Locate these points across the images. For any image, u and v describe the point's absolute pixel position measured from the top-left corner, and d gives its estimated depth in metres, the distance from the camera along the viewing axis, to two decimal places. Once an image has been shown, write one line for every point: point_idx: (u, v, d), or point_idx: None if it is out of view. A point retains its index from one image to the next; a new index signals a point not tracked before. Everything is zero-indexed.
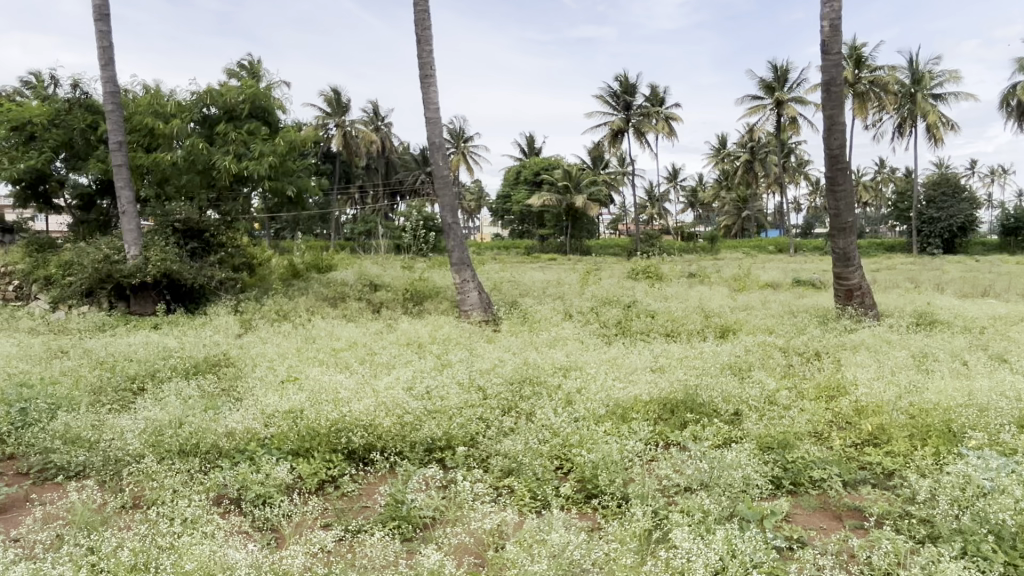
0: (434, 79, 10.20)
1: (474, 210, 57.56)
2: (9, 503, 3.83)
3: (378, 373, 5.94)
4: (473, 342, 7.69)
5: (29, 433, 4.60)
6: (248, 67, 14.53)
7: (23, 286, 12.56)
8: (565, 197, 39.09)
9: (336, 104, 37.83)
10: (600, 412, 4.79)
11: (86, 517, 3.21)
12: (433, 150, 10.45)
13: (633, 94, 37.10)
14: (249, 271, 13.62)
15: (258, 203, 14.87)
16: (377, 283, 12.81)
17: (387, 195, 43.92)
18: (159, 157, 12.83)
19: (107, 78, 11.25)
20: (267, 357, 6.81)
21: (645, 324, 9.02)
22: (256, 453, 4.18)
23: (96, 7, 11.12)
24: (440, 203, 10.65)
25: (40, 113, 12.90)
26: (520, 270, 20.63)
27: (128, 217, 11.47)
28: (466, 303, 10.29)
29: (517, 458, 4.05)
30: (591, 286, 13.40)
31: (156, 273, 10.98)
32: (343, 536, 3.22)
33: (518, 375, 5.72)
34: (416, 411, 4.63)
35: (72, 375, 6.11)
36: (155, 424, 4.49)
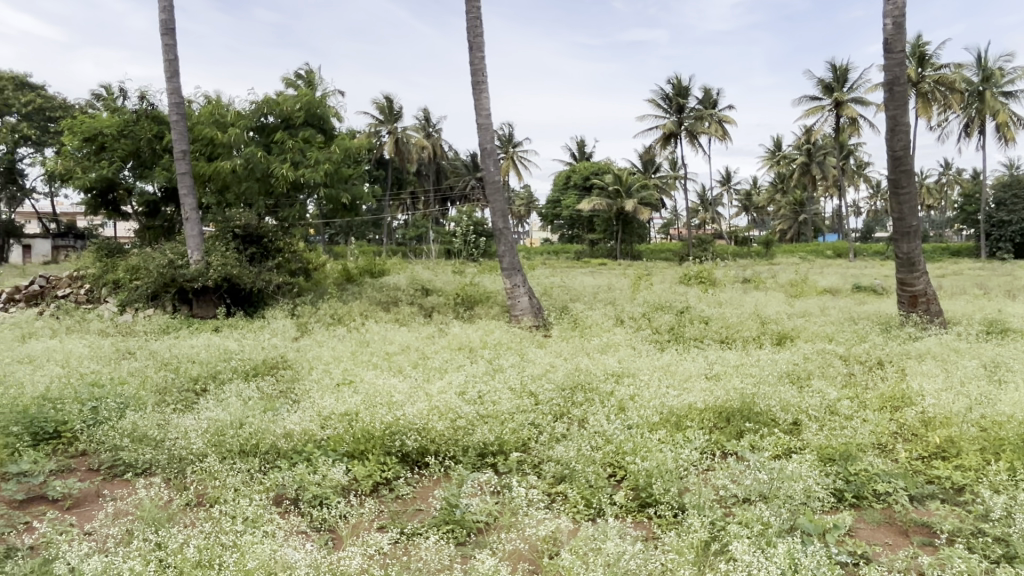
0: (486, 85, 10.27)
1: (523, 215, 57.70)
2: (82, 497, 4.01)
3: (430, 376, 6.00)
4: (524, 346, 7.70)
5: (100, 430, 4.80)
6: (305, 76, 14.94)
7: (93, 289, 13.14)
8: (616, 202, 38.81)
9: (389, 111, 38.45)
10: (654, 419, 4.73)
11: (153, 514, 3.32)
12: (485, 156, 10.50)
13: (686, 96, 36.63)
14: (305, 276, 13.97)
15: (313, 210, 15.23)
16: (429, 287, 12.95)
17: (438, 201, 44.43)
18: (220, 165, 13.28)
19: (173, 89, 11.69)
20: (323, 360, 6.95)
21: (698, 330, 8.89)
22: (313, 454, 4.27)
23: (163, 21, 11.59)
24: (492, 209, 10.69)
25: (110, 125, 13.51)
26: (572, 274, 20.68)
27: (192, 223, 11.91)
28: (517, 308, 10.31)
29: (569, 466, 4.03)
30: (643, 291, 13.27)
31: (217, 278, 11.34)
32: (399, 539, 3.25)
33: (570, 381, 5.69)
34: (468, 416, 4.66)
35: (139, 376, 6.37)
36: (218, 424, 4.64)
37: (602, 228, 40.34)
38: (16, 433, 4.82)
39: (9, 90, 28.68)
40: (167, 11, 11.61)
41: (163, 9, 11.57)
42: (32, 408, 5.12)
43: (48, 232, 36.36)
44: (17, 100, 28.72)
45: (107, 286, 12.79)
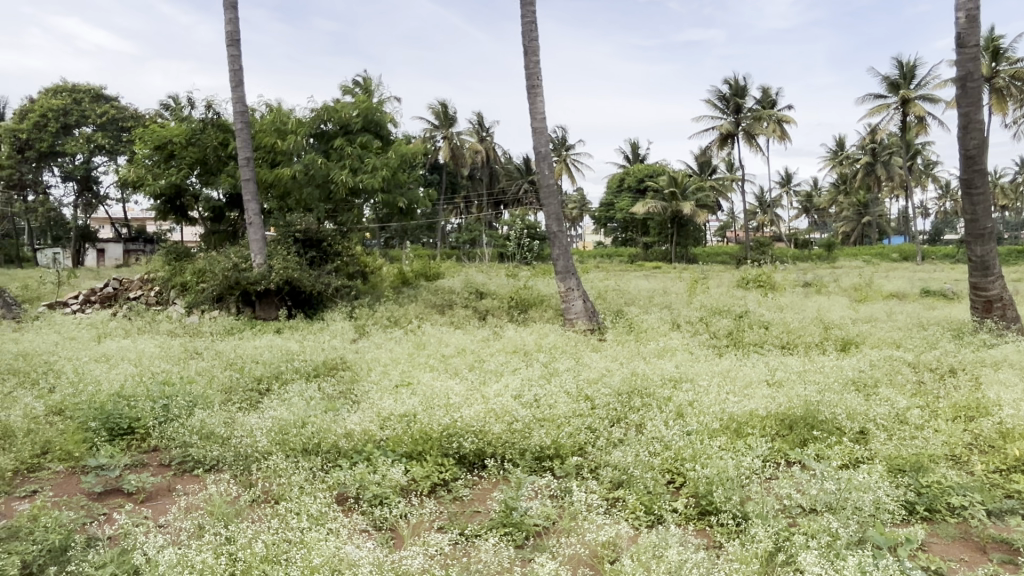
0: (541, 89, 10.28)
1: (576, 218, 57.49)
2: (155, 491, 4.18)
3: (486, 379, 6.03)
4: (580, 350, 7.67)
5: (171, 428, 4.99)
6: (362, 83, 15.25)
7: (163, 291, 13.68)
8: (671, 204, 38.29)
9: (443, 116, 38.88)
10: (714, 426, 4.63)
11: (223, 510, 3.43)
12: (539, 159, 10.49)
13: (743, 96, 35.88)
14: (363, 279, 14.24)
15: (370, 214, 15.50)
16: (483, 291, 13.02)
17: (491, 204, 44.67)
18: (282, 171, 13.68)
19: (237, 98, 12.09)
20: (381, 362, 7.06)
21: (759, 335, 8.68)
22: (372, 454, 4.35)
23: (228, 33, 12.01)
24: (546, 212, 10.67)
25: (179, 133, 14.07)
26: (625, 277, 20.52)
27: (255, 228, 12.28)
28: (571, 312, 10.27)
29: (627, 471, 3.99)
30: (699, 295, 13.05)
31: (278, 281, 11.66)
32: (459, 541, 3.28)
33: (627, 386, 5.64)
34: (525, 419, 4.67)
35: (207, 375, 6.61)
36: (281, 423, 4.78)
37: (655, 231, 39.72)
38: (95, 429, 5.07)
39: (86, 102, 30.25)
40: (232, 23, 12.03)
41: (229, 21, 12.00)
42: (108, 404, 5.37)
43: (121, 236, 38.13)
44: (93, 111, 30.19)
45: (176, 288, 13.31)
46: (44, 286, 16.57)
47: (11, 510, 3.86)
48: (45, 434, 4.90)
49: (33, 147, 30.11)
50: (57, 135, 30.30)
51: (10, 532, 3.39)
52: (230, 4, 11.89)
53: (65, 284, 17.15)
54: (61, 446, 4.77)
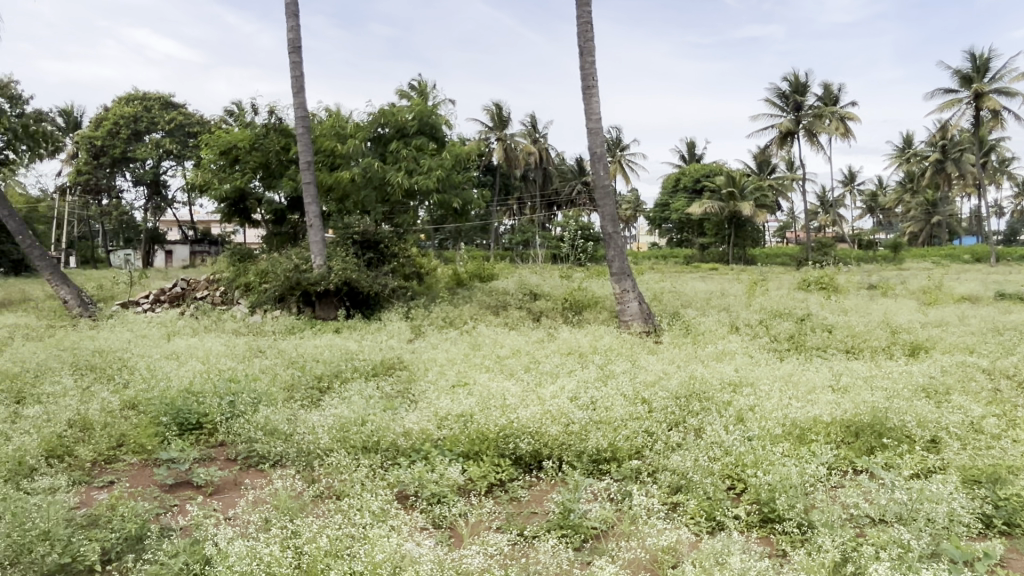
0: (596, 89, 10.23)
1: (630, 219, 56.94)
2: (223, 485, 4.34)
3: (542, 381, 6.03)
4: (636, 352, 7.60)
5: (237, 423, 5.17)
6: (418, 87, 15.49)
7: (228, 291, 14.16)
8: (728, 204, 37.57)
9: (497, 118, 39.09)
10: (776, 432, 4.52)
11: (288, 504, 3.54)
12: (594, 160, 10.42)
13: (805, 93, 34.94)
14: (419, 280, 14.43)
15: (426, 216, 15.71)
16: (538, 292, 13.03)
17: (545, 206, 44.67)
18: (341, 175, 14.01)
19: (299, 104, 12.43)
20: (437, 362, 7.14)
21: (821, 338, 8.43)
22: (430, 453, 4.41)
23: (290, 40, 12.35)
24: (601, 213, 10.59)
25: (243, 139, 14.55)
26: (681, 279, 20.18)
27: (315, 230, 12.58)
28: (626, 313, 10.19)
29: (687, 476, 3.93)
30: (758, 297, 12.74)
31: (337, 282, 11.92)
32: (518, 542, 3.29)
33: (685, 389, 5.56)
34: (581, 421, 4.66)
35: (270, 373, 6.82)
36: (342, 421, 4.89)
37: (712, 231, 38.76)
38: (167, 423, 5.30)
39: (156, 109, 31.56)
40: (294, 30, 12.38)
41: (291, 28, 12.35)
42: (178, 400, 5.60)
43: (188, 238, 39.68)
44: (162, 118, 31.45)
45: (240, 288, 13.76)
46: (117, 286, 17.37)
47: (91, 499, 4.07)
48: (120, 427, 5.14)
49: (108, 153, 31.63)
50: (129, 141, 31.73)
51: (90, 520, 3.58)
52: (292, 13, 12.24)
53: (137, 285, 17.93)
54: (135, 438, 5.00)
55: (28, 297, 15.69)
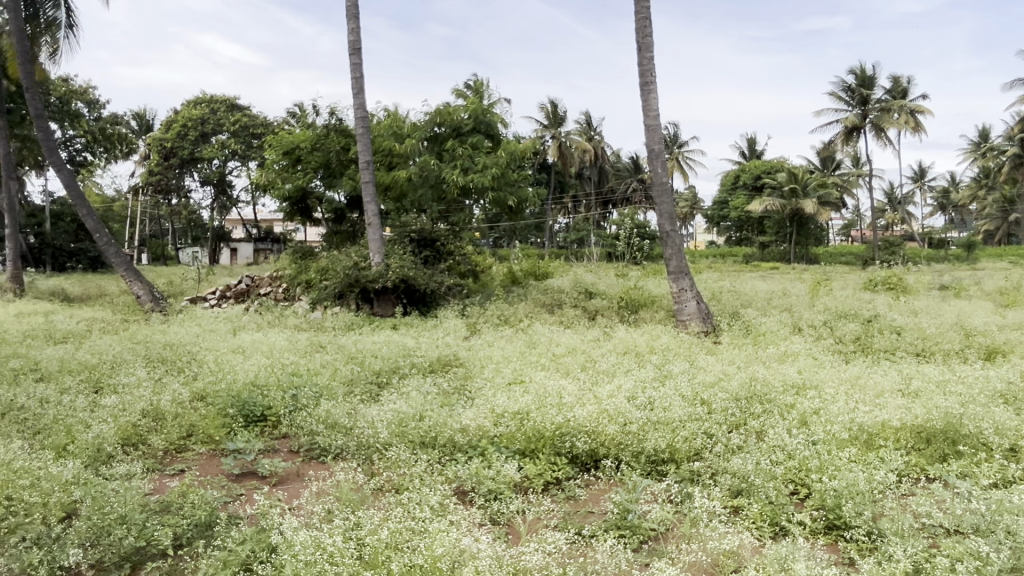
0: (655, 85, 10.10)
1: (687, 217, 55.97)
2: (287, 475, 4.47)
3: (598, 380, 5.99)
4: (694, 353, 7.46)
5: (299, 416, 5.31)
6: (473, 86, 15.60)
7: (289, 288, 14.54)
8: (790, 202, 36.59)
9: (552, 116, 39.05)
10: (842, 436, 4.37)
11: (350, 496, 3.61)
12: (652, 157, 10.28)
13: (872, 86, 33.71)
14: (474, 278, 14.54)
15: (481, 214, 15.81)
16: (593, 290, 12.94)
17: (600, 204, 44.38)
18: (399, 174, 14.24)
19: (359, 104, 12.67)
20: (493, 359, 7.18)
21: (890, 340, 8.12)
22: (486, 450, 4.43)
23: (350, 42, 12.61)
24: (658, 211, 10.45)
25: (305, 139, 14.94)
26: (741, 278, 19.70)
27: (373, 229, 12.81)
28: (684, 313, 10.03)
29: (747, 479, 3.85)
30: (822, 298, 12.36)
31: (395, 279, 12.11)
32: (576, 540, 3.29)
33: (746, 391, 5.45)
34: (639, 421, 4.62)
35: (330, 367, 6.98)
36: (401, 416, 4.97)
37: (773, 230, 38.32)
38: (233, 415, 5.49)
39: (222, 112, 32.62)
40: (355, 32, 12.62)
41: (351, 30, 12.60)
42: (244, 393, 5.79)
43: (251, 236, 40.94)
44: (227, 120, 32.52)
45: (301, 285, 14.11)
46: (186, 282, 18.07)
47: (163, 486, 4.24)
48: (189, 417, 5.34)
49: (177, 154, 32.90)
50: (196, 143, 32.92)
51: (163, 505, 3.74)
52: (352, 16, 12.49)
53: (205, 281, 18.61)
54: (204, 429, 5.18)
55: (105, 292, 16.48)
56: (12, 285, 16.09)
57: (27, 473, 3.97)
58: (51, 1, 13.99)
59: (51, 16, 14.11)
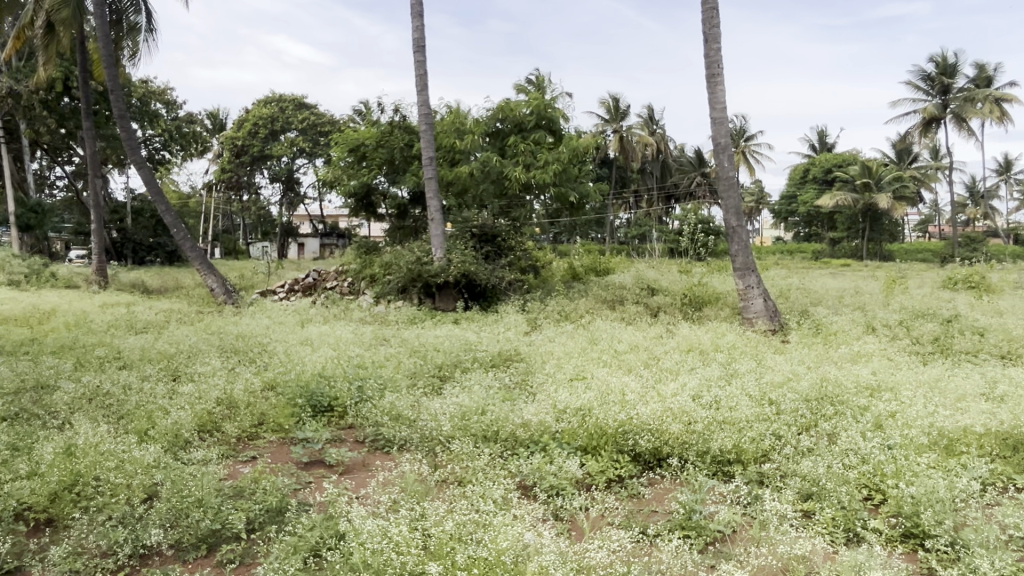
0: (721, 77, 9.87)
1: (753, 211, 54.52)
2: (352, 465, 4.57)
3: (662, 377, 5.91)
4: (761, 352, 7.26)
5: (365, 408, 5.44)
6: (535, 81, 15.60)
7: (354, 282, 14.87)
8: (863, 196, 35.29)
9: (614, 110, 38.68)
10: (921, 441, 4.19)
11: (415, 488, 3.67)
12: (718, 151, 10.05)
13: (954, 74, 32.09)
14: (535, 274, 14.54)
15: (543, 209, 15.79)
16: (655, 287, 12.76)
17: (663, 199, 43.70)
18: (461, 170, 14.36)
19: (423, 101, 12.83)
20: (555, 355, 7.16)
21: (972, 342, 7.73)
22: (548, 446, 4.43)
23: (415, 40, 12.78)
24: (724, 206, 10.21)
25: (370, 136, 15.24)
26: (812, 276, 19.02)
27: (436, 224, 12.96)
28: (750, 311, 9.79)
29: (818, 483, 3.74)
30: (899, 296, 11.85)
31: (456, 274, 12.23)
32: (640, 539, 3.26)
33: (816, 392, 5.29)
34: (703, 420, 4.55)
35: (394, 360, 7.11)
36: (463, 409, 5.02)
37: (844, 225, 36.94)
38: (302, 405, 5.65)
39: (291, 110, 33.54)
40: (419, 30, 12.78)
41: (416, 28, 12.76)
42: (312, 384, 5.96)
43: (318, 232, 42.07)
44: (296, 119, 33.42)
45: (365, 279, 14.42)
46: (257, 275, 18.69)
47: (236, 472, 4.40)
48: (261, 407, 5.52)
49: (248, 152, 34.05)
50: (267, 141, 33.96)
51: (237, 491, 3.88)
52: (416, 14, 12.64)
53: (274, 275, 19.22)
54: (274, 418, 5.36)
55: (181, 285, 17.22)
56: (97, 277, 16.95)
57: (113, 455, 4.19)
58: (133, 6, 14.64)
59: (133, 21, 14.76)
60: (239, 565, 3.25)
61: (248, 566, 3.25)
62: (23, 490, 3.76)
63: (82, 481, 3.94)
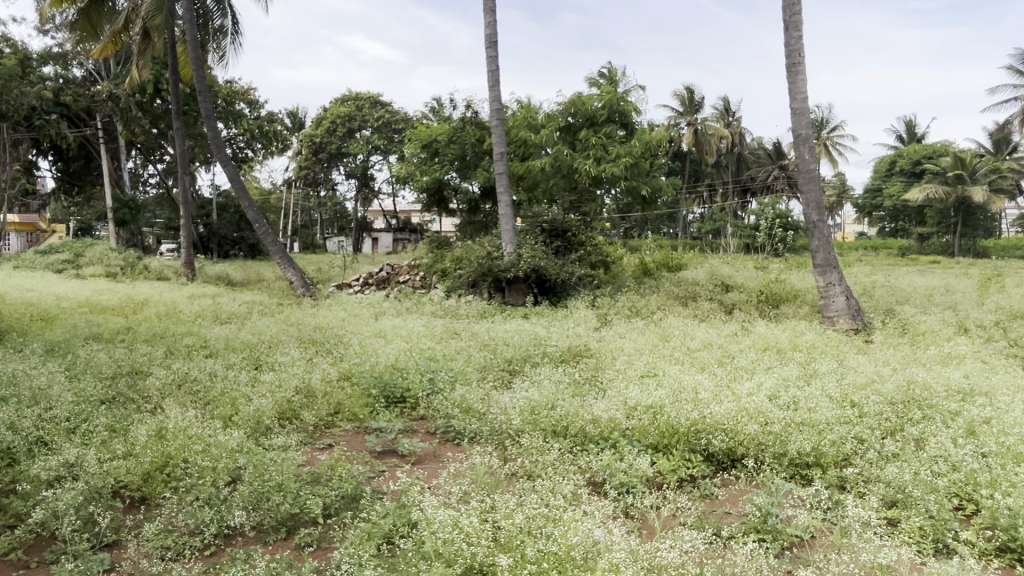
0: (803, 66, 9.51)
1: (835, 206, 52.40)
2: (423, 455, 4.66)
3: (737, 376, 5.78)
4: (842, 352, 6.97)
5: (436, 400, 5.52)
6: (608, 74, 15.46)
7: (426, 276, 15.11)
8: (955, 189, 33.39)
9: (689, 102, 37.95)
10: (1019, 450, 3.93)
11: (484, 480, 3.72)
12: (799, 142, 9.69)
13: None
14: (605, 269, 14.41)
15: (614, 204, 15.64)
16: (730, 283, 12.46)
17: (738, 193, 42.53)
18: (532, 164, 14.40)
19: (494, 97, 12.89)
20: (625, 352, 7.09)
21: None
22: (618, 443, 4.38)
23: (487, 36, 12.86)
24: (804, 200, 9.85)
25: (443, 132, 15.44)
26: (900, 273, 18.09)
27: (506, 219, 13.02)
28: (831, 309, 9.41)
29: (904, 490, 3.57)
30: (995, 296, 11.15)
31: (526, 268, 12.26)
32: (714, 541, 3.19)
33: (902, 394, 5.04)
34: (780, 422, 4.41)
35: (465, 354, 7.19)
36: (533, 404, 5.03)
37: (934, 220, 35.04)
38: (376, 395, 5.80)
39: (366, 109, 34.36)
40: (491, 26, 12.84)
41: (488, 24, 12.83)
42: (385, 375, 6.12)
43: (392, 227, 42.95)
44: (371, 116, 34.20)
45: (437, 273, 14.65)
46: (333, 269, 19.28)
47: (314, 459, 4.55)
48: (337, 396, 5.69)
49: (326, 149, 35.12)
50: (343, 138, 34.88)
51: (314, 476, 4.01)
52: (489, 9, 12.71)
53: (350, 268, 19.75)
54: (350, 407, 5.51)
55: (262, 278, 17.91)
56: (186, 270, 17.84)
57: (200, 439, 4.41)
58: (220, 11, 15.31)
59: (220, 25, 15.45)
60: (317, 549, 3.35)
61: (325, 549, 3.35)
62: (120, 469, 3.99)
63: (172, 462, 4.17)
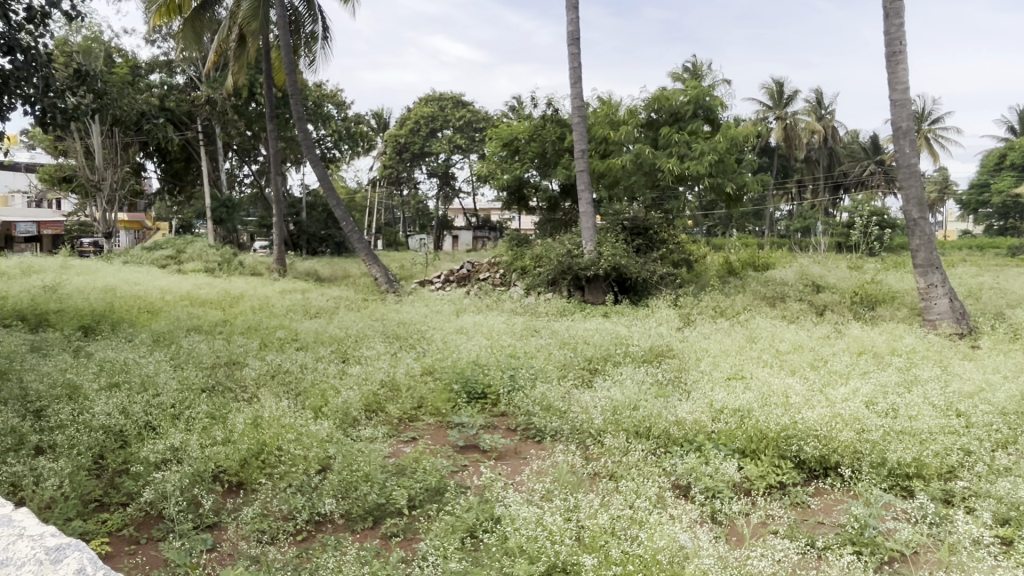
0: (904, 54, 8.99)
1: (937, 203, 49.44)
2: (504, 451, 4.71)
3: (831, 381, 5.53)
4: (946, 358, 6.57)
5: (517, 397, 5.55)
6: (692, 68, 15.13)
7: (506, 274, 15.20)
8: None
9: (778, 95, 36.69)
10: None
11: (567, 478, 3.71)
12: (899, 135, 9.19)
13: None
14: (688, 268, 14.13)
15: (697, 202, 15.30)
16: (821, 284, 11.96)
17: (830, 189, 40.74)
18: (613, 161, 14.25)
19: (576, 94, 12.82)
20: (710, 353, 6.92)
21: None
22: (703, 446, 4.28)
23: (570, 33, 12.81)
24: (904, 196, 9.32)
25: (523, 130, 15.48)
26: (1012, 274, 16.87)
27: (587, 217, 12.95)
28: (933, 312, 8.88)
29: (1019, 508, 3.34)
30: None
31: (606, 267, 12.14)
32: (807, 551, 3.07)
33: (1015, 405, 4.71)
34: (878, 429, 4.21)
35: (545, 352, 7.20)
36: (615, 404, 4.98)
37: None
38: (458, 390, 5.90)
39: (449, 109, 34.95)
40: (573, 22, 12.79)
41: (571, 21, 12.78)
42: (467, 372, 6.20)
43: (472, 225, 43.45)
44: (454, 116, 34.74)
45: (517, 271, 14.72)
46: (415, 266, 19.69)
47: (399, 451, 4.66)
48: (421, 390, 5.81)
49: (410, 149, 35.90)
50: (426, 138, 35.56)
51: (399, 468, 4.12)
52: (571, 6, 12.66)
53: (431, 265, 20.12)
54: (433, 401, 5.62)
55: (348, 274, 18.50)
56: (277, 266, 18.61)
57: (292, 429, 4.61)
58: (311, 17, 15.90)
59: (311, 31, 16.04)
60: (403, 539, 3.43)
61: (410, 540, 3.43)
62: (220, 454, 4.22)
63: (267, 449, 4.38)
